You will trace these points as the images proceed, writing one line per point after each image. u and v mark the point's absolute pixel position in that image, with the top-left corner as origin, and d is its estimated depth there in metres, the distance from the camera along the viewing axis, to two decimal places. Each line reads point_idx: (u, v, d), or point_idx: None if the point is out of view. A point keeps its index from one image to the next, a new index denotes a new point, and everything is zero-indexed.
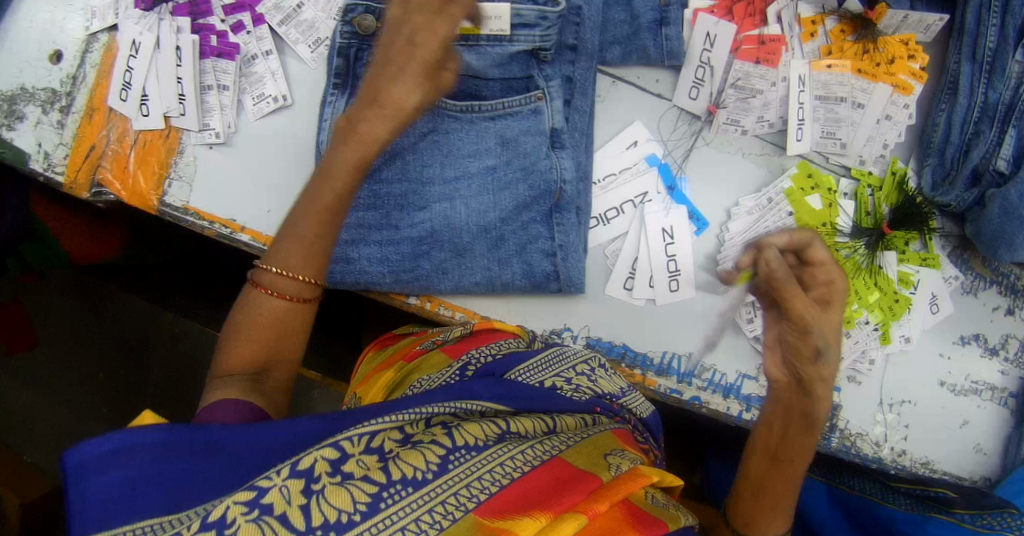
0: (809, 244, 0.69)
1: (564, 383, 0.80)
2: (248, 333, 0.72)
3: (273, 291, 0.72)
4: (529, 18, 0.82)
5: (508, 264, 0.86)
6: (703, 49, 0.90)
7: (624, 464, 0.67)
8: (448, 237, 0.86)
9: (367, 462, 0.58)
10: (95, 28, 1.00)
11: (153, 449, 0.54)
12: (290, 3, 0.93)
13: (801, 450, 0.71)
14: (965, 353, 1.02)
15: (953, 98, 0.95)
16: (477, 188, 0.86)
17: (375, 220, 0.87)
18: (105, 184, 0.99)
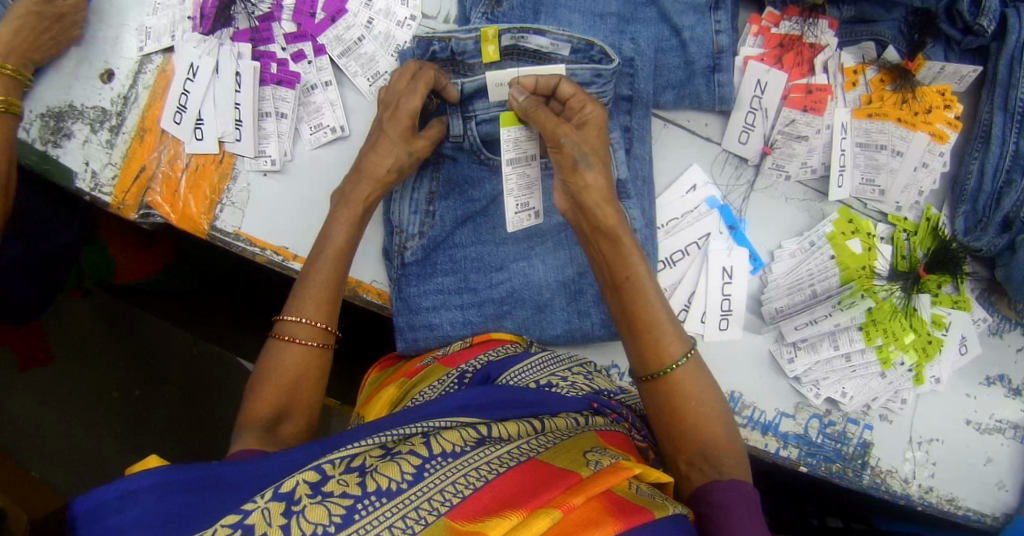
0: (558, 84, 0.84)
1: (561, 381, 0.85)
2: (270, 382, 0.80)
3: (290, 340, 0.82)
4: (585, 77, 0.86)
5: (588, 315, 0.93)
6: (754, 95, 0.94)
7: (604, 460, 0.70)
8: (529, 295, 0.94)
9: (347, 479, 0.63)
10: (149, 49, 1.01)
11: (154, 487, 0.59)
12: (351, 36, 0.95)
13: (631, 265, 0.83)
14: (990, 393, 1.05)
15: (985, 147, 0.98)
16: (552, 246, 0.94)
17: (453, 284, 0.96)
18: (153, 206, 0.99)
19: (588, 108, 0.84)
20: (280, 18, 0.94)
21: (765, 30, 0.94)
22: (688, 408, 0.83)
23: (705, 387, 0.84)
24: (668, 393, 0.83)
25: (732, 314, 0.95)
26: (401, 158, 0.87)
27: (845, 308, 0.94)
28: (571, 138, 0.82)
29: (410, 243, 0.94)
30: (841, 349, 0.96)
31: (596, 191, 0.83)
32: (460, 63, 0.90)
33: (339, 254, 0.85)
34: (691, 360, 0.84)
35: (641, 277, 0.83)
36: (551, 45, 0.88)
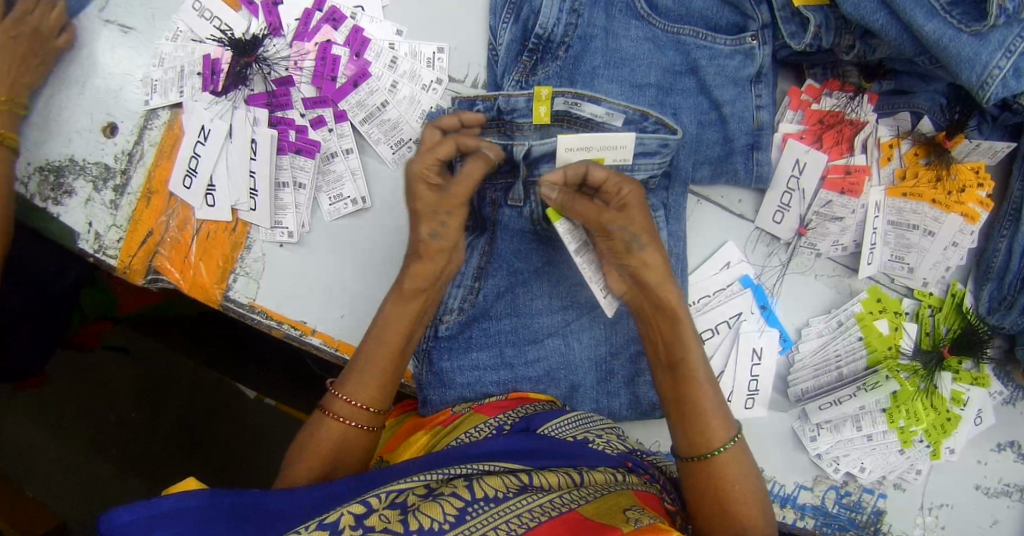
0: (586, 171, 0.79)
1: (597, 438, 0.83)
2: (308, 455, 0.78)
3: (333, 418, 0.79)
4: (651, 148, 0.84)
5: (616, 396, 0.91)
6: (792, 175, 0.92)
7: (644, 519, 0.68)
8: (565, 375, 0.90)
9: (389, 516, 0.64)
10: (155, 104, 0.95)
11: (197, 512, 0.63)
12: (373, 100, 0.91)
13: (684, 342, 0.80)
14: (1001, 460, 1.06)
15: (1015, 225, 0.96)
16: (588, 323, 0.91)
17: (488, 360, 0.90)
18: (162, 272, 0.95)
19: (625, 190, 0.79)
20: (298, 83, 0.90)
21: (805, 104, 0.93)
22: (730, 500, 0.78)
23: (748, 477, 0.80)
24: (710, 484, 0.79)
25: (758, 394, 0.94)
26: (434, 223, 0.78)
27: (870, 389, 0.93)
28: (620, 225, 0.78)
29: (448, 316, 0.89)
30: (863, 429, 0.96)
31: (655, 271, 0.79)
32: (507, 123, 0.85)
33: (390, 334, 0.81)
34: (737, 450, 0.80)
35: (692, 355, 0.80)
36: (607, 113, 0.84)
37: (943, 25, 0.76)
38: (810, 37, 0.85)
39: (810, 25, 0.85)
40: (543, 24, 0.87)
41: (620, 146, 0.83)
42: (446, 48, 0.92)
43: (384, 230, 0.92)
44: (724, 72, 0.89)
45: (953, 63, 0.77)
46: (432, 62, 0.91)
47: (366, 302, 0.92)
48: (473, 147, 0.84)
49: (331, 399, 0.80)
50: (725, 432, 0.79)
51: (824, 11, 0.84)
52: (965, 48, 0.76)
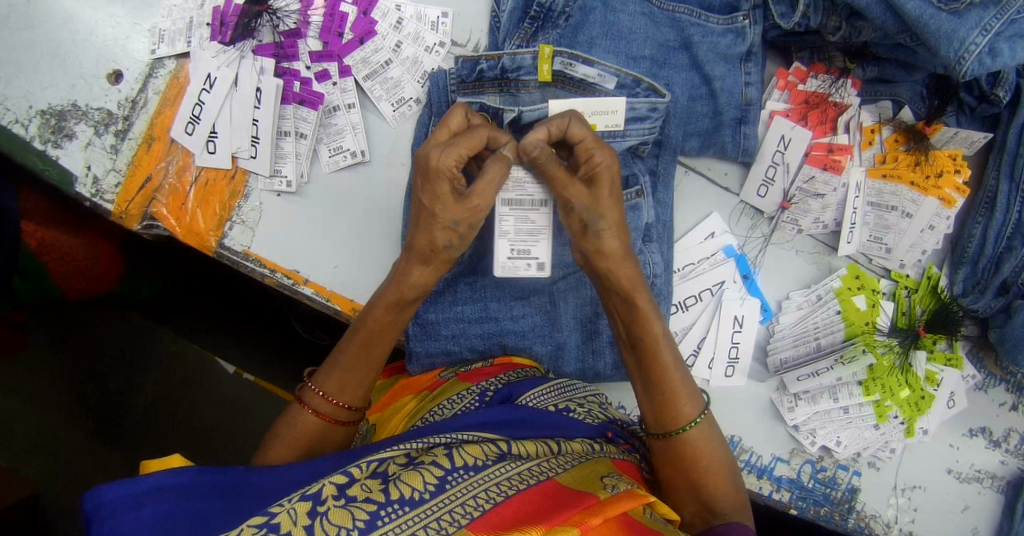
0: (566, 127, 0.77)
1: (578, 407, 0.84)
2: (283, 442, 0.80)
3: (307, 408, 0.81)
4: (641, 112, 0.88)
5: (601, 355, 0.92)
6: (777, 150, 0.95)
7: (621, 485, 0.69)
8: (550, 333, 0.92)
9: (370, 485, 0.65)
10: (162, 53, 0.98)
11: (180, 490, 0.64)
12: (377, 59, 0.93)
13: (647, 323, 0.81)
14: (973, 445, 1.10)
15: (989, 213, 1.03)
16: (574, 282, 0.91)
17: (473, 313, 0.91)
18: (158, 218, 0.97)
19: (596, 156, 0.77)
20: (307, 35, 0.93)
21: (791, 85, 0.97)
22: (697, 473, 0.81)
23: (714, 451, 0.83)
24: (677, 458, 0.82)
25: (738, 362, 0.96)
26: (451, 228, 0.77)
27: (847, 362, 0.96)
28: (581, 201, 0.76)
29: None
30: (840, 401, 0.98)
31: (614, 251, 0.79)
32: (511, 81, 0.88)
33: (370, 337, 0.82)
34: (703, 427, 0.83)
35: (658, 338, 0.81)
36: (600, 76, 0.87)
37: (925, 4, 0.82)
38: (800, 16, 0.89)
39: (800, 4, 0.89)
40: None
41: (612, 111, 0.86)
42: (450, 13, 0.94)
43: (378, 185, 0.94)
44: (716, 49, 0.93)
45: (933, 38, 0.83)
46: (437, 26, 0.94)
47: (359, 253, 0.93)
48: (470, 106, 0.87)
49: (308, 392, 0.82)
50: (689, 410, 0.81)
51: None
52: (944, 25, 0.82)
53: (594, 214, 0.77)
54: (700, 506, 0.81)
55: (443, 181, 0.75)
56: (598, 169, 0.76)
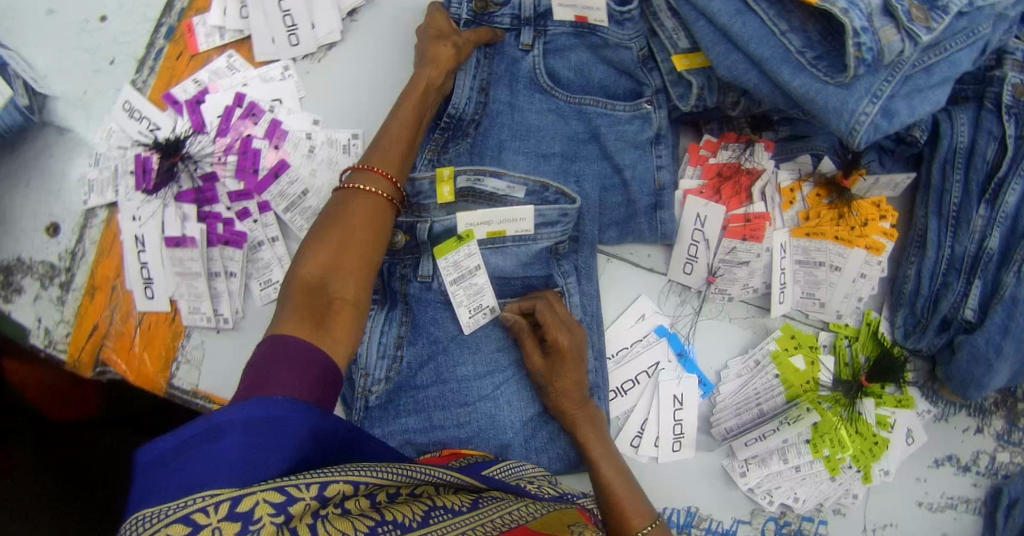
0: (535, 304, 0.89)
1: (530, 485, 0.82)
2: (330, 228, 0.76)
3: (359, 187, 0.79)
4: (551, 217, 0.89)
5: (545, 451, 0.91)
6: (694, 228, 0.97)
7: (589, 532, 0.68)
8: (494, 435, 0.89)
9: (363, 504, 0.57)
10: (94, 203, 1.00)
11: (236, 426, 0.54)
12: (294, 190, 0.96)
13: (593, 453, 0.87)
14: (940, 473, 1.13)
15: (921, 251, 1.04)
16: (513, 386, 0.91)
17: (417, 424, 0.88)
18: (109, 363, 1.00)
19: (553, 329, 0.86)
20: (222, 176, 0.96)
21: (703, 159, 0.98)
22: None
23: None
24: None
25: (684, 437, 0.98)
26: (455, 41, 0.89)
27: (793, 422, 0.97)
28: (536, 371, 0.87)
29: (373, 387, 0.88)
30: (790, 461, 0.99)
31: (567, 396, 0.87)
32: (415, 205, 0.90)
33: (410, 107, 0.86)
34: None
35: (600, 463, 0.87)
36: (508, 187, 0.89)
37: (810, 80, 0.79)
38: (695, 98, 0.91)
39: (694, 87, 0.90)
40: (456, 105, 0.92)
41: (520, 218, 0.89)
42: (360, 135, 0.98)
43: None
44: (623, 137, 0.94)
45: (823, 113, 0.80)
46: (348, 148, 0.97)
47: None
48: None
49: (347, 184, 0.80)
50: (636, 521, 0.84)
51: (706, 73, 0.90)
52: (832, 99, 0.79)
53: (545, 379, 0.87)
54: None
55: (440, 27, 0.91)
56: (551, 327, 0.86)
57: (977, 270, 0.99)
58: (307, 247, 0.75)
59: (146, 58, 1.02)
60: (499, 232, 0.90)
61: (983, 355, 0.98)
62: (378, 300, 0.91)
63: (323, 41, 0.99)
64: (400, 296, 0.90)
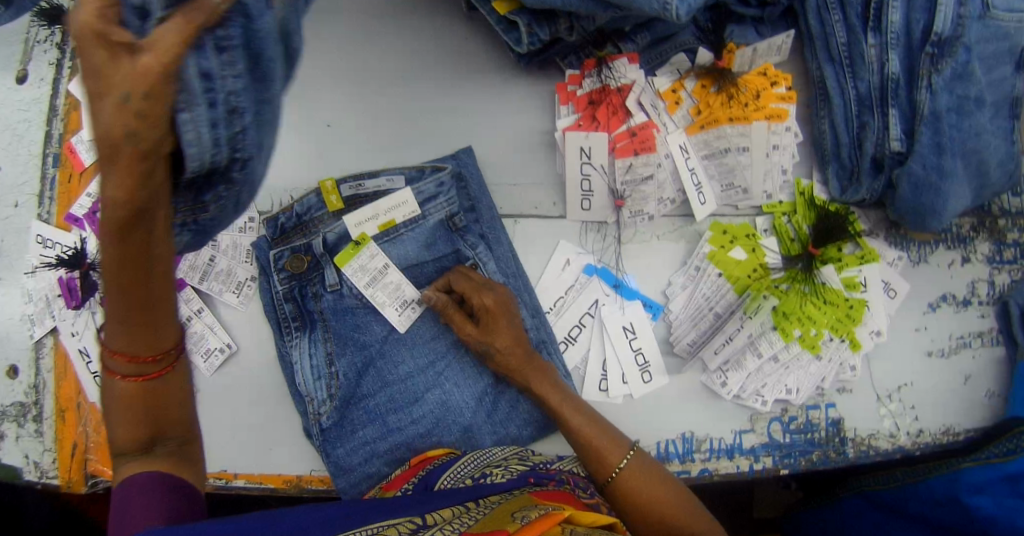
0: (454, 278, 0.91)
1: (496, 469, 0.81)
2: (117, 415, 0.59)
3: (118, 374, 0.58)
4: (431, 191, 0.92)
5: (510, 421, 0.92)
6: (583, 163, 0.94)
7: (533, 513, 0.63)
8: (452, 419, 0.91)
9: None
10: (39, 334, 1.04)
11: None
12: (202, 259, 0.99)
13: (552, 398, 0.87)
14: (940, 316, 1.06)
15: (828, 103, 0.98)
16: (457, 367, 0.92)
17: (373, 433, 0.91)
18: (98, 472, 1.03)
19: (478, 294, 0.89)
20: None
21: (571, 95, 0.95)
22: (644, 508, 0.79)
23: (658, 481, 0.81)
24: (625, 498, 0.80)
25: (650, 364, 0.96)
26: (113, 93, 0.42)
27: (753, 315, 0.95)
28: (473, 338, 0.88)
29: (322, 408, 0.90)
30: (765, 354, 0.95)
31: (511, 351, 0.88)
32: (308, 223, 0.92)
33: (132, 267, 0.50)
34: (639, 463, 0.82)
35: (562, 408, 0.86)
36: (387, 180, 0.92)
37: None
38: (527, 37, 0.87)
39: (521, 26, 0.87)
40: None
41: (403, 203, 0.92)
42: None
43: (254, 366, 0.99)
44: None
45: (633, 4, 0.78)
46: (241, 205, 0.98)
47: (272, 423, 0.98)
48: (281, 256, 0.91)
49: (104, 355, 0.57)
50: (613, 453, 0.82)
51: (526, 12, 0.87)
52: None
53: (484, 341, 0.88)
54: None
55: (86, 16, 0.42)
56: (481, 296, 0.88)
57: (888, 98, 0.93)
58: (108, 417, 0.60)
59: (44, 190, 1.05)
60: (390, 223, 0.92)
61: (926, 181, 0.92)
62: (299, 326, 0.92)
63: None
64: (325, 318, 0.91)
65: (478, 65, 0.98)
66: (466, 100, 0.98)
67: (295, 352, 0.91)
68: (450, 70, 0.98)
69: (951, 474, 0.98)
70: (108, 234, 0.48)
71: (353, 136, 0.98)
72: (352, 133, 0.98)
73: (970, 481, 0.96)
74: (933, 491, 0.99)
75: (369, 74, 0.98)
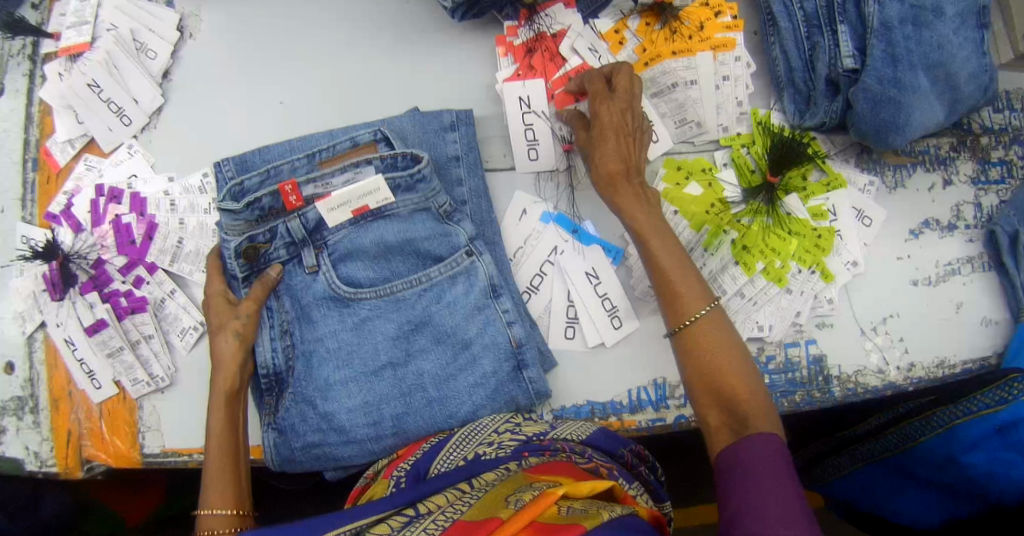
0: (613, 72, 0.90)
1: (488, 447, 0.83)
2: None
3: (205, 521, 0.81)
4: (405, 181, 0.91)
5: (479, 366, 0.93)
6: (523, 112, 0.96)
7: (527, 494, 0.65)
8: (425, 376, 0.92)
9: None
10: (29, 329, 1.06)
11: None
12: (172, 243, 1.03)
13: (644, 225, 0.84)
14: (923, 243, 1.01)
15: (776, 28, 0.97)
16: (433, 321, 0.93)
17: (341, 393, 0.92)
18: (92, 457, 1.06)
19: (601, 104, 0.88)
20: (109, 258, 1.03)
21: (511, 45, 0.98)
22: (710, 372, 0.79)
23: (727, 348, 0.79)
24: (693, 356, 0.80)
25: (619, 309, 0.96)
26: None
27: (714, 251, 0.94)
28: (585, 142, 0.89)
29: (296, 372, 0.92)
30: (730, 289, 0.94)
31: (610, 163, 0.86)
32: (268, 216, 0.91)
33: (224, 449, 0.85)
34: (713, 324, 0.81)
35: (649, 247, 0.84)
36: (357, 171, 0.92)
37: None
38: None
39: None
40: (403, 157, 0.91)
41: (374, 190, 0.90)
42: (209, 171, 1.04)
43: None
44: None
45: None
46: (203, 188, 1.04)
47: None
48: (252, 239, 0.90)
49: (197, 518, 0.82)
50: (691, 305, 0.81)
51: None
52: None
53: (590, 149, 0.88)
54: (720, 411, 0.78)
55: None
56: (599, 106, 0.88)
57: (836, 17, 0.93)
58: None
59: (26, 193, 1.07)
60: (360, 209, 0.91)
61: (883, 96, 0.90)
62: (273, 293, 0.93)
63: (150, 109, 1.06)
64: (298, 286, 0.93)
65: (418, 31, 1.03)
66: (411, 62, 1.03)
67: (275, 315, 0.93)
68: (395, 38, 1.03)
69: (947, 434, 0.92)
70: (218, 416, 0.86)
71: (307, 109, 1.04)
72: (305, 103, 1.04)
73: (968, 437, 0.90)
74: (934, 455, 0.94)
75: (327, 46, 1.04)
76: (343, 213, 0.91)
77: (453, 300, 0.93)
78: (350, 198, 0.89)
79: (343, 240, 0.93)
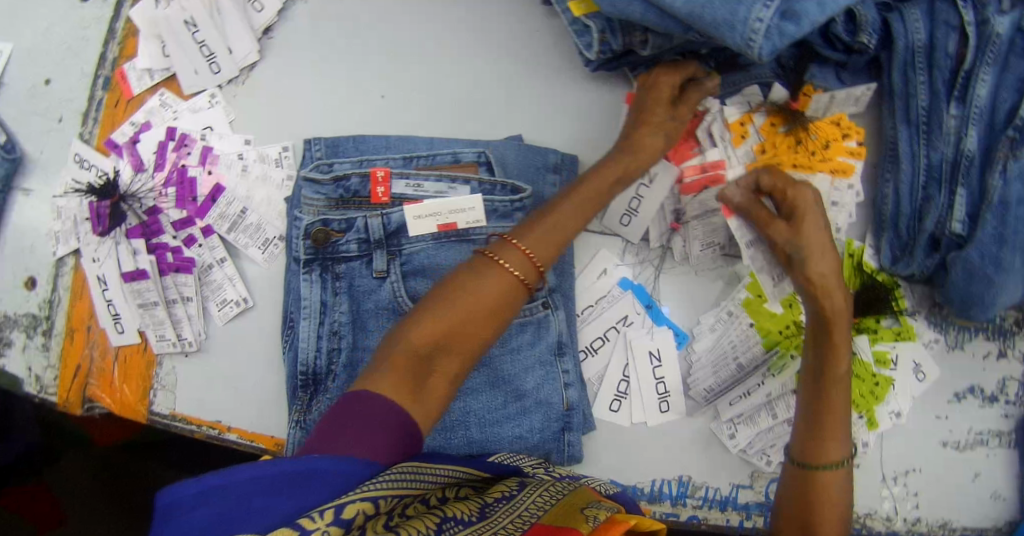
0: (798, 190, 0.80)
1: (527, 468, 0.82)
2: (458, 303, 0.69)
3: (495, 263, 0.72)
4: (503, 209, 0.89)
5: (527, 418, 0.90)
6: (641, 184, 0.95)
7: (601, 514, 0.65)
8: (470, 415, 0.89)
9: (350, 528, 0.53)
10: (60, 253, 1.01)
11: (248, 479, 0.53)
12: (234, 210, 0.98)
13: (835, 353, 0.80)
14: (963, 408, 1.01)
15: (896, 166, 0.95)
16: (494, 360, 0.89)
17: None
18: (94, 398, 1.01)
19: (805, 200, 0.80)
20: (165, 209, 0.98)
21: None
22: (812, 514, 0.79)
23: (840, 503, 0.79)
24: (805, 492, 0.80)
25: (671, 395, 0.95)
26: None
27: (777, 373, 0.93)
28: (784, 237, 0.80)
29: (335, 380, 0.88)
30: (781, 416, 0.92)
31: (824, 274, 0.79)
32: (347, 202, 0.89)
33: (559, 226, 0.78)
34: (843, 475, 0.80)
35: (833, 372, 0.79)
36: (450, 188, 0.90)
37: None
38: (599, 44, 0.85)
39: (594, 32, 0.84)
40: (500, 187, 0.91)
41: (469, 208, 0.88)
42: (290, 147, 0.99)
43: (269, 323, 0.99)
44: None
45: (715, 30, 0.71)
46: (281, 162, 0.99)
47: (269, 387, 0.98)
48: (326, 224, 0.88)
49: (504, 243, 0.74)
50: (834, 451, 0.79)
51: (603, 16, 0.83)
52: (720, 11, 0.70)
53: (800, 247, 0.79)
54: None
55: None
56: (806, 203, 0.79)
57: (959, 177, 0.89)
58: (426, 312, 0.69)
59: (90, 110, 1.01)
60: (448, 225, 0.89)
61: (978, 272, 0.87)
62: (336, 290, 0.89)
63: (242, 64, 1.00)
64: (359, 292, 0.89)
65: (544, 63, 0.98)
66: (526, 92, 0.98)
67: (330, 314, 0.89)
68: (518, 62, 0.98)
69: None
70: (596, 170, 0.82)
71: (406, 109, 0.99)
72: (406, 101, 0.99)
73: None
74: None
75: (445, 51, 0.99)
76: (426, 225, 0.88)
77: (517, 347, 0.90)
78: (441, 210, 0.88)
79: (416, 254, 0.88)
